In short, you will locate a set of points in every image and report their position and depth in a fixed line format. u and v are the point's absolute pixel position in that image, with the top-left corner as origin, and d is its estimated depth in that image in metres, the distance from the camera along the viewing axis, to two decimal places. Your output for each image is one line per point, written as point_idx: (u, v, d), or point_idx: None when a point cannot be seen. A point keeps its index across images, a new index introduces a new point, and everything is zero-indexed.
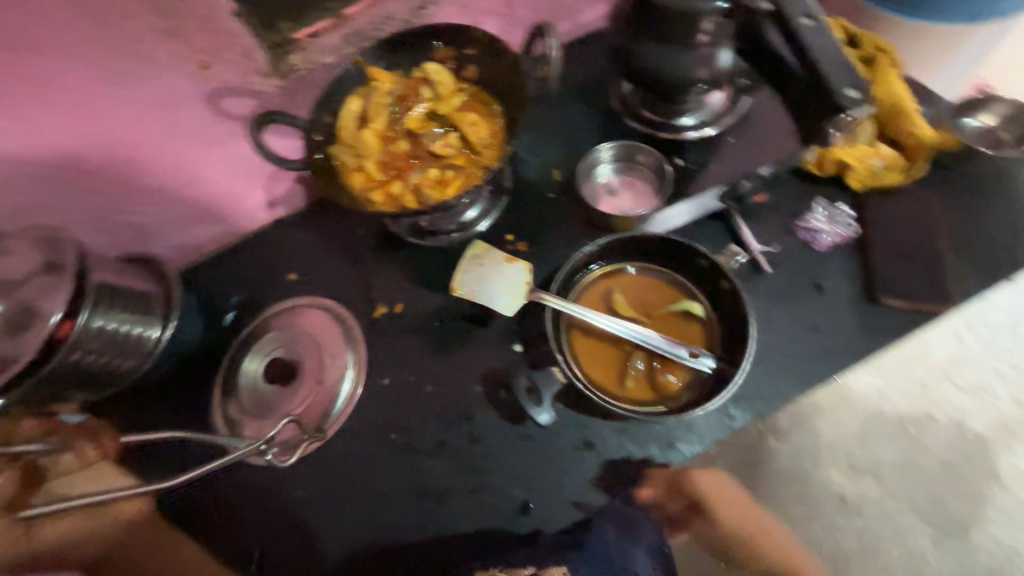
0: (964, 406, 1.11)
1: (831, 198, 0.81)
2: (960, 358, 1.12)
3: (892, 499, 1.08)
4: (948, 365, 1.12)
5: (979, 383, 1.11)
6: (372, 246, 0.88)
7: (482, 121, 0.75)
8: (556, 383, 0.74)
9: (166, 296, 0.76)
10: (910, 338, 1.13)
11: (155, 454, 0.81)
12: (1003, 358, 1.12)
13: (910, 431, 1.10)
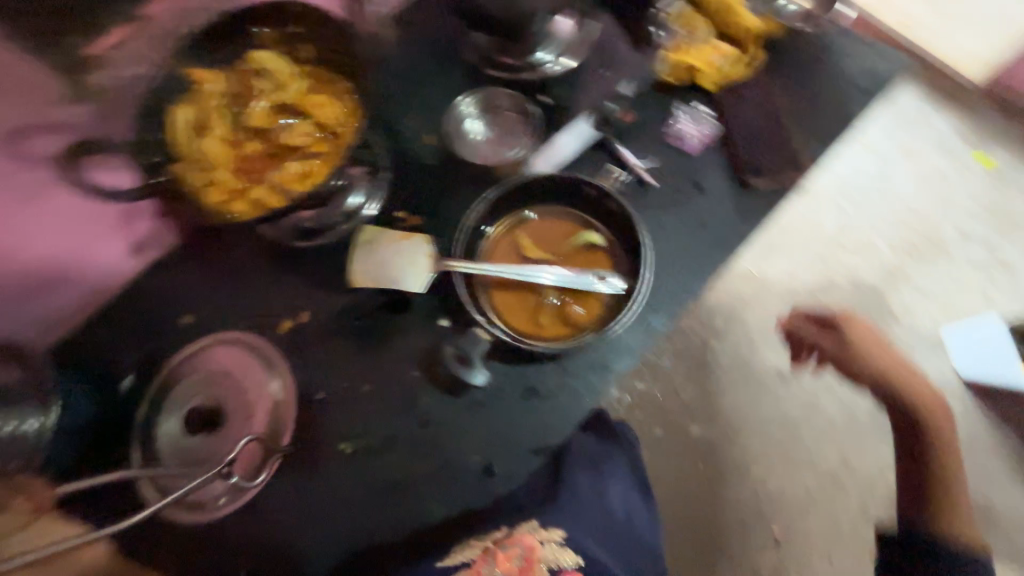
0: (859, 260, 1.05)
1: (691, 101, 0.86)
2: (844, 218, 1.05)
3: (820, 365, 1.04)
4: (836, 227, 1.05)
5: (865, 235, 1.05)
6: (263, 262, 0.82)
7: (330, 100, 0.71)
8: (482, 343, 0.75)
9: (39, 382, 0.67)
10: (789, 213, 1.06)
11: (94, 516, 0.73)
12: (873, 205, 1.06)
13: (823, 299, 1.03)
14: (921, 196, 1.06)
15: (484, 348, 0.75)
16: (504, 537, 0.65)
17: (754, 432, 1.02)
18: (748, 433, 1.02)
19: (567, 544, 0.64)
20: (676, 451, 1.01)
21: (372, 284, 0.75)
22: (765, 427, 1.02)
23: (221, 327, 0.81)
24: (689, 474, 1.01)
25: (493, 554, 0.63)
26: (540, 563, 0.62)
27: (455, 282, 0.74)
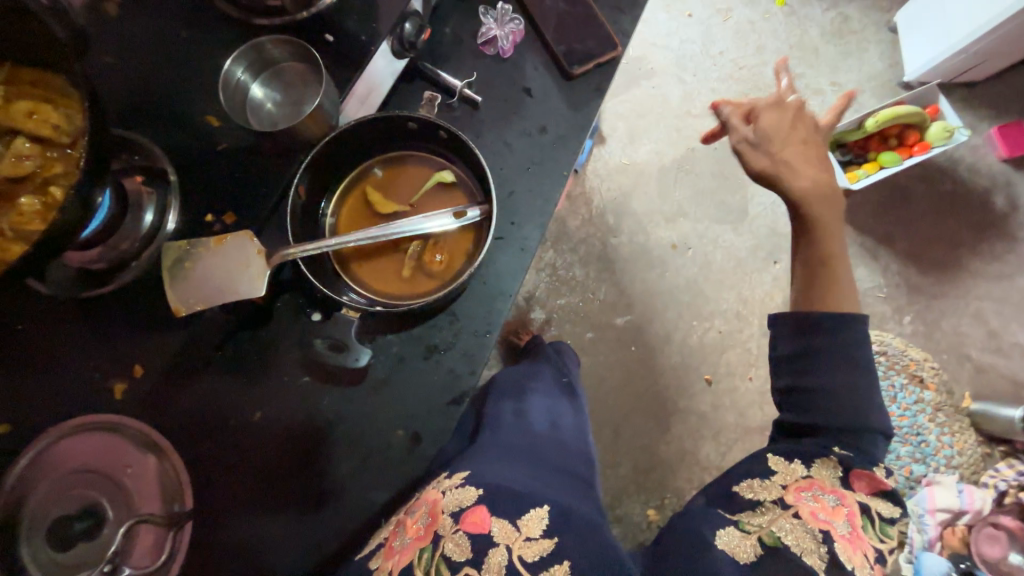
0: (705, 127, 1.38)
1: (492, 3, 0.81)
2: (689, 94, 1.40)
3: (699, 222, 1.35)
4: (682, 103, 1.40)
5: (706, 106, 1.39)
6: (69, 326, 0.67)
7: (43, 104, 0.54)
8: (348, 323, 0.68)
9: None
10: (660, 95, 1.40)
11: None
12: (710, 79, 1.40)
13: (686, 168, 1.37)
14: (739, 61, 1.40)
15: (354, 322, 0.68)
16: (412, 505, 0.64)
17: (666, 300, 1.33)
18: (661, 304, 1.32)
19: (468, 483, 0.63)
20: (613, 344, 1.31)
21: (203, 307, 0.64)
22: (674, 293, 1.33)
23: (47, 419, 0.66)
24: (629, 357, 1.31)
25: (403, 525, 0.62)
26: (442, 513, 0.60)
27: (300, 267, 0.67)
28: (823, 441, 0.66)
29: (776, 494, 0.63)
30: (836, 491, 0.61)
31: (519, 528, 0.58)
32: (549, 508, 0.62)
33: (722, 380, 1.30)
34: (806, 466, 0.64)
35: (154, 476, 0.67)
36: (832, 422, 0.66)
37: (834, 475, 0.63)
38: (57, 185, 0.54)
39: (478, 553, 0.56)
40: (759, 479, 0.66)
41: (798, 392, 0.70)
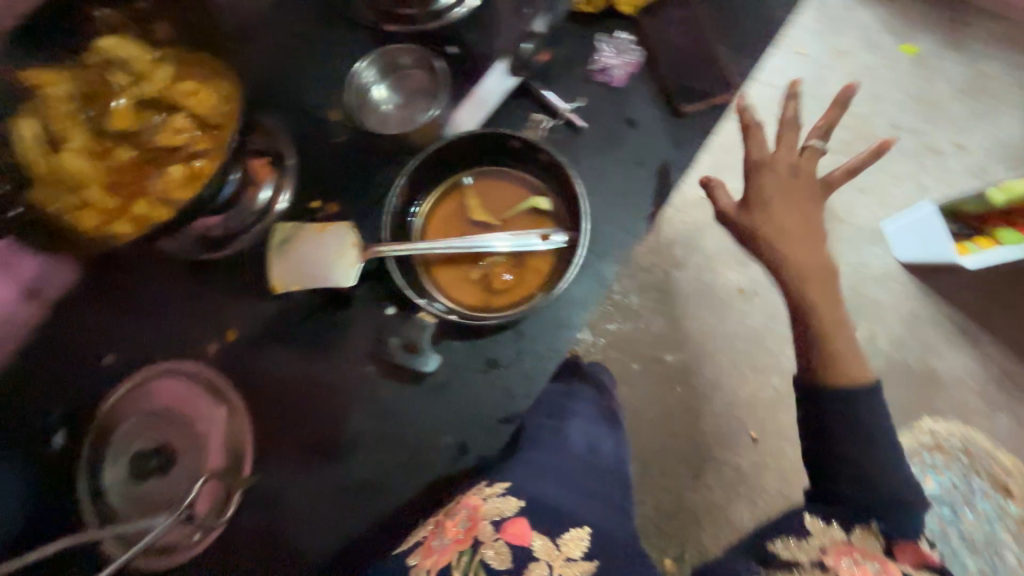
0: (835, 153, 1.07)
1: (611, 30, 0.82)
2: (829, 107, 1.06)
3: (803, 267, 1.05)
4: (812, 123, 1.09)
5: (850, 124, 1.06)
6: (178, 282, 0.74)
7: (204, 87, 0.60)
8: (427, 326, 0.71)
9: None
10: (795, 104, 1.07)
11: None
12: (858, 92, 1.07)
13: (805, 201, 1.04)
14: None
15: (429, 328, 0.71)
16: (451, 507, 0.65)
17: None
18: None
19: (509, 494, 0.62)
20: (655, 391, 1.01)
21: (297, 287, 0.69)
22: None
23: (147, 359, 0.74)
24: None
25: (441, 525, 0.63)
26: (482, 519, 0.59)
27: (388, 266, 0.70)
28: (859, 510, 0.59)
29: (814, 555, 0.55)
30: (878, 559, 0.53)
31: (559, 547, 0.57)
32: (590, 530, 0.59)
33: (776, 438, 0.98)
34: (845, 530, 0.57)
35: (220, 433, 0.72)
36: (870, 495, 0.59)
37: (876, 544, 0.56)
38: (204, 161, 0.59)
39: (518, 564, 0.55)
40: (797, 539, 0.58)
41: (828, 457, 0.62)
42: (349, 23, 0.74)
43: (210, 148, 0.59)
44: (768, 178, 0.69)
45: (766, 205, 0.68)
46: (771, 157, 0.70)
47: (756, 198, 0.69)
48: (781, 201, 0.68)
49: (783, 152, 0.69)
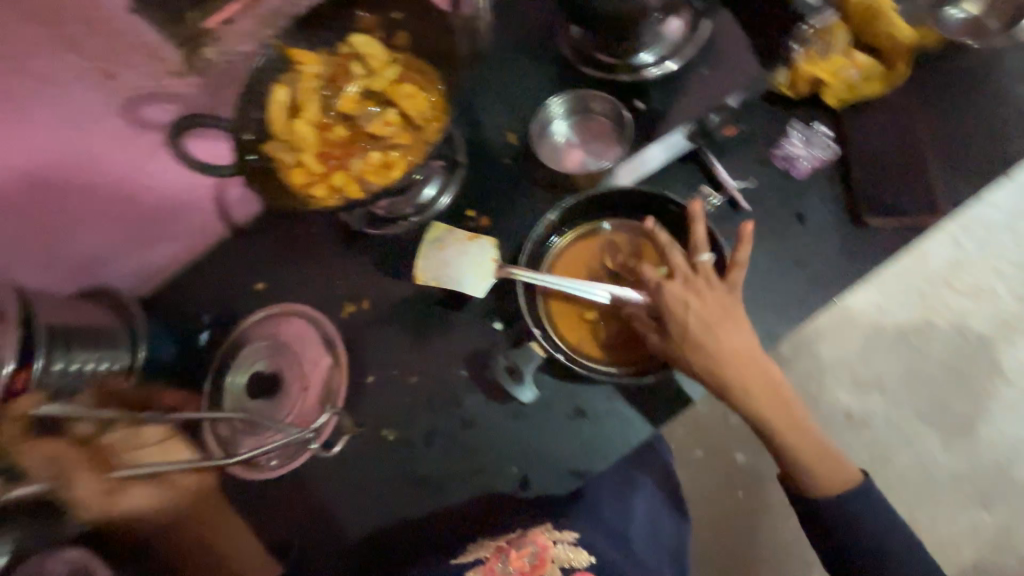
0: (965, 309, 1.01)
1: (808, 119, 0.78)
2: (960, 263, 1.02)
3: (898, 411, 1.01)
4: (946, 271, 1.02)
5: (979, 285, 1.01)
6: (333, 244, 0.85)
7: (419, 92, 0.70)
8: (534, 359, 0.71)
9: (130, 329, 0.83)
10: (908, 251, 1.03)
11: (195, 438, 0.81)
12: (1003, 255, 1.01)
13: (911, 340, 1.02)
14: None
15: (537, 363, 0.70)
16: (517, 538, 0.66)
17: None
18: None
19: (582, 545, 0.65)
20: (717, 478, 1.03)
21: (432, 282, 0.74)
22: None
23: (291, 297, 0.88)
24: None
25: (506, 553, 0.64)
26: (551, 561, 0.64)
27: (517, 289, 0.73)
28: None
29: None
30: None
31: None
32: None
33: None
34: None
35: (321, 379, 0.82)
36: None
37: None
38: (399, 153, 0.68)
39: None
40: None
41: None
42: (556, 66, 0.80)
43: (407, 145, 0.68)
44: (675, 295, 0.63)
45: (690, 310, 0.63)
46: (663, 284, 0.64)
47: (671, 317, 0.63)
48: (697, 319, 0.62)
49: (675, 282, 0.64)
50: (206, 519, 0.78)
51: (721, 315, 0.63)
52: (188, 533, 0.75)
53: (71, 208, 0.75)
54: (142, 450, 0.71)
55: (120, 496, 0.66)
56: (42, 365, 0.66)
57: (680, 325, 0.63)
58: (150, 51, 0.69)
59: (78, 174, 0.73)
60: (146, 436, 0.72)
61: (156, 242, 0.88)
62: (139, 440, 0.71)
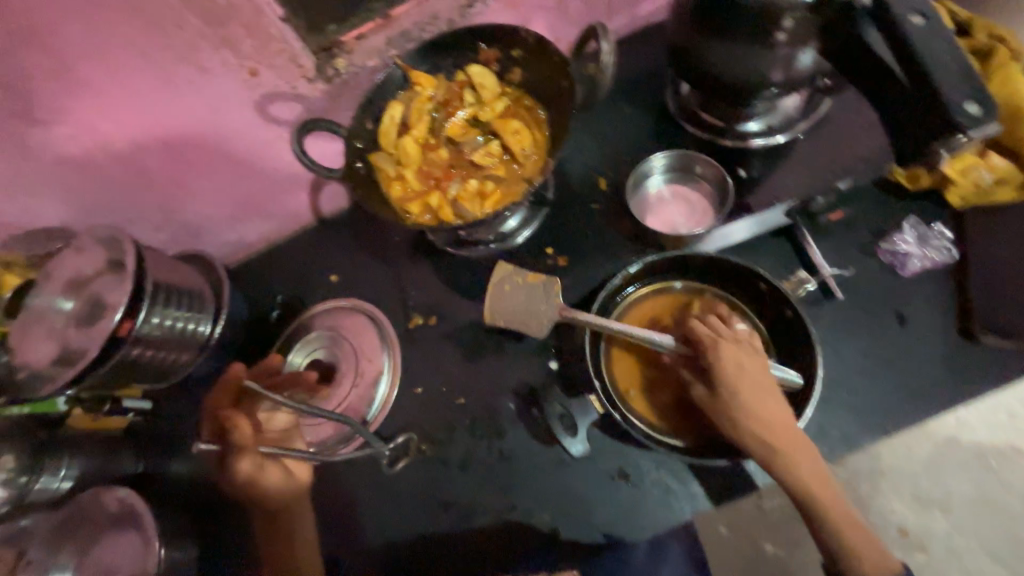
0: None
1: (924, 216, 0.73)
2: None
3: (961, 537, 0.86)
4: None
5: None
6: (409, 250, 0.90)
7: (525, 129, 0.75)
8: (591, 413, 0.73)
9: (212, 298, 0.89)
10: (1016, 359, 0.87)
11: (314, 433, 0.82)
12: None
13: (991, 462, 0.87)
14: None
15: (592, 419, 0.73)
16: None
17: None
18: None
19: None
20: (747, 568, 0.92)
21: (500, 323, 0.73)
22: None
23: (361, 294, 0.92)
24: None
25: None
26: None
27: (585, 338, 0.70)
28: None
29: None
30: None
31: None
32: None
33: None
34: None
35: (372, 378, 0.84)
36: None
37: None
38: (494, 183, 0.74)
39: None
40: None
41: None
42: (660, 125, 0.81)
43: (503, 177, 0.74)
44: (727, 354, 0.60)
45: (743, 370, 0.59)
46: (714, 341, 0.61)
47: (722, 377, 0.59)
48: (748, 382, 0.58)
49: (727, 341, 0.61)
50: (283, 532, 0.72)
51: (771, 382, 0.59)
52: (278, 537, 0.72)
53: (192, 181, 0.84)
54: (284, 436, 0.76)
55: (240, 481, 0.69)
56: (143, 316, 0.73)
57: (732, 386, 0.58)
58: (291, 55, 0.73)
59: (203, 154, 0.80)
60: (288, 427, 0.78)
61: (251, 221, 0.95)
62: (274, 424, 0.77)
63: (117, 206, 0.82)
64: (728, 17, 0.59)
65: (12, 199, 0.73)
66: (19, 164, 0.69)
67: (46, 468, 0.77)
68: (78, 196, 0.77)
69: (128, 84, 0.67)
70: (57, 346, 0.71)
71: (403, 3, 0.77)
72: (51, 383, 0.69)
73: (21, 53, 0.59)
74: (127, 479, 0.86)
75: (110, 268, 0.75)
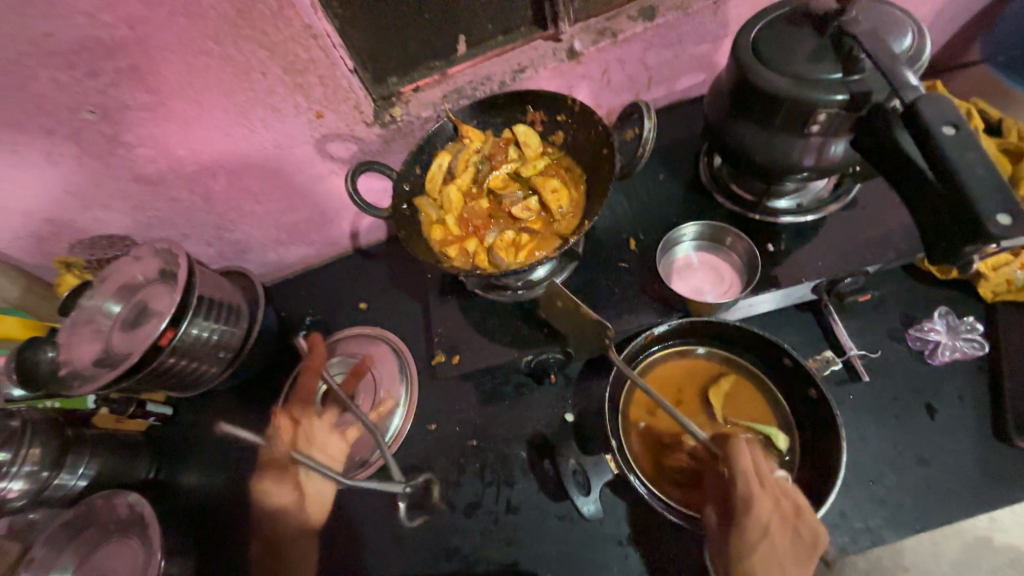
0: None
1: (953, 305, 0.74)
2: None
3: None
4: None
5: None
6: (436, 288, 0.88)
7: (563, 188, 0.78)
8: (606, 472, 0.71)
9: (251, 314, 0.91)
10: None
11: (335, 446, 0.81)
12: None
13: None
14: None
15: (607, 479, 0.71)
16: None
17: None
18: None
19: None
20: None
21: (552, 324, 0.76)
22: None
23: (388, 325, 0.95)
24: None
25: None
26: None
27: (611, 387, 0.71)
28: None
29: None
30: None
31: None
32: None
33: None
34: None
35: (387, 410, 0.85)
36: None
37: None
38: (529, 236, 0.78)
39: None
40: None
41: None
42: (693, 194, 0.84)
43: (538, 231, 0.78)
44: (758, 510, 0.58)
45: (767, 536, 0.58)
46: (753, 493, 0.59)
47: (740, 523, 0.59)
48: (763, 544, 0.57)
49: (765, 498, 0.59)
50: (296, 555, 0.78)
51: (792, 560, 0.57)
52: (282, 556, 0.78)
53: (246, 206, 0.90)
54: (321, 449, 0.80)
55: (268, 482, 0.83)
56: (184, 327, 0.77)
57: (748, 541, 0.58)
58: (355, 103, 0.80)
59: (261, 182, 0.86)
60: (331, 444, 0.80)
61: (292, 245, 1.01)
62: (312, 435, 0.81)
63: (176, 222, 0.88)
64: (765, 109, 0.63)
65: (86, 209, 0.80)
66: (101, 179, 0.76)
67: (66, 464, 0.79)
68: (143, 211, 0.84)
69: (209, 119, 0.74)
70: (100, 346, 0.78)
71: (460, 64, 0.85)
72: (89, 383, 0.73)
73: (123, 86, 0.67)
74: (139, 484, 0.87)
75: (161, 277, 0.81)
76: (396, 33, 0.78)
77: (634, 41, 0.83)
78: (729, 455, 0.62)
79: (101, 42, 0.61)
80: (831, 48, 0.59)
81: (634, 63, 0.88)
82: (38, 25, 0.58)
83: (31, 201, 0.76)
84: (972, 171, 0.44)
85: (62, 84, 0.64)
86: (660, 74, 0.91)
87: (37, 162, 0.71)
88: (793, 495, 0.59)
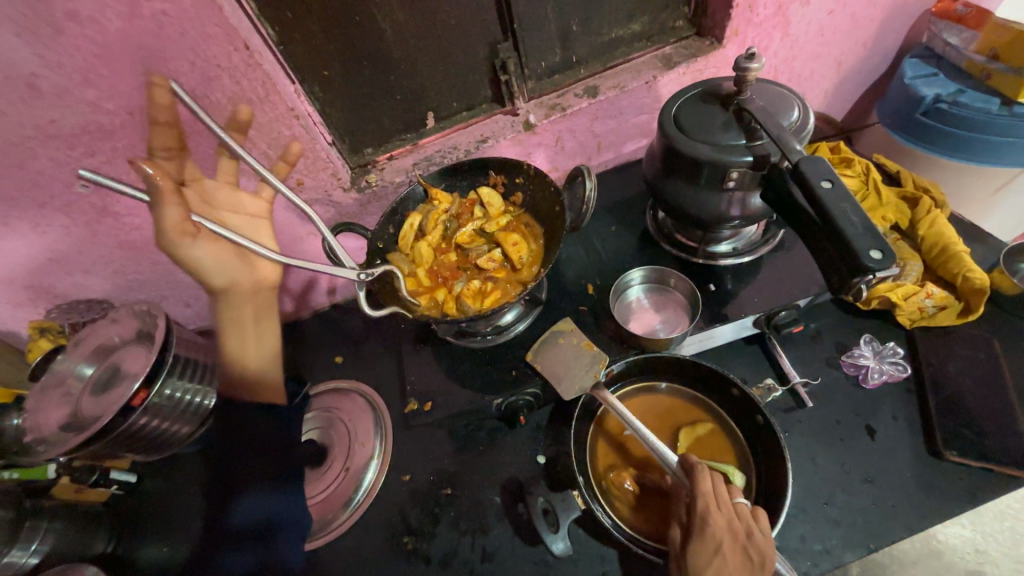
0: None
1: (877, 334, 0.82)
2: None
3: None
4: None
5: None
6: (411, 337, 0.92)
7: (523, 241, 0.87)
8: (574, 510, 0.69)
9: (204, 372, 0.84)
10: None
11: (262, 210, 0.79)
12: None
13: None
14: None
15: (575, 515, 0.69)
16: None
17: None
18: None
19: None
20: None
21: (542, 366, 0.80)
22: None
23: (364, 377, 0.97)
24: None
25: None
26: None
27: (576, 412, 0.76)
28: None
29: None
30: None
31: None
32: None
33: None
34: None
35: (361, 464, 0.85)
36: None
37: None
38: (493, 285, 0.84)
39: None
40: None
41: None
42: (643, 243, 0.94)
43: (502, 280, 0.85)
44: (716, 527, 0.60)
45: (719, 554, 0.59)
46: (710, 513, 0.61)
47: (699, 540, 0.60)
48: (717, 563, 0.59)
49: (721, 518, 0.61)
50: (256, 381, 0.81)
51: None
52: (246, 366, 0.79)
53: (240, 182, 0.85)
54: (229, 210, 0.76)
55: (192, 243, 0.67)
56: (158, 386, 0.76)
57: (701, 557, 0.60)
58: (333, 170, 0.88)
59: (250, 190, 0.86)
60: (243, 204, 0.77)
61: (303, 235, 0.96)
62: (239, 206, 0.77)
63: (155, 285, 0.92)
64: (690, 170, 0.73)
65: (68, 274, 0.83)
66: (86, 246, 0.81)
67: (19, 540, 0.73)
68: (125, 275, 0.88)
69: None
70: (68, 410, 0.76)
71: (430, 136, 0.96)
72: (53, 446, 0.72)
73: (117, 163, 0.73)
74: (94, 561, 0.81)
75: (137, 339, 0.82)
76: (370, 111, 0.89)
77: (581, 114, 0.96)
78: (693, 479, 0.64)
79: (100, 126, 0.69)
80: (735, 122, 0.71)
81: (584, 132, 1.00)
82: (46, 113, 0.65)
83: (13, 269, 0.79)
84: (845, 216, 0.53)
85: (60, 162, 0.70)
86: (606, 141, 1.04)
87: (24, 233, 0.75)
88: (748, 516, 0.62)
